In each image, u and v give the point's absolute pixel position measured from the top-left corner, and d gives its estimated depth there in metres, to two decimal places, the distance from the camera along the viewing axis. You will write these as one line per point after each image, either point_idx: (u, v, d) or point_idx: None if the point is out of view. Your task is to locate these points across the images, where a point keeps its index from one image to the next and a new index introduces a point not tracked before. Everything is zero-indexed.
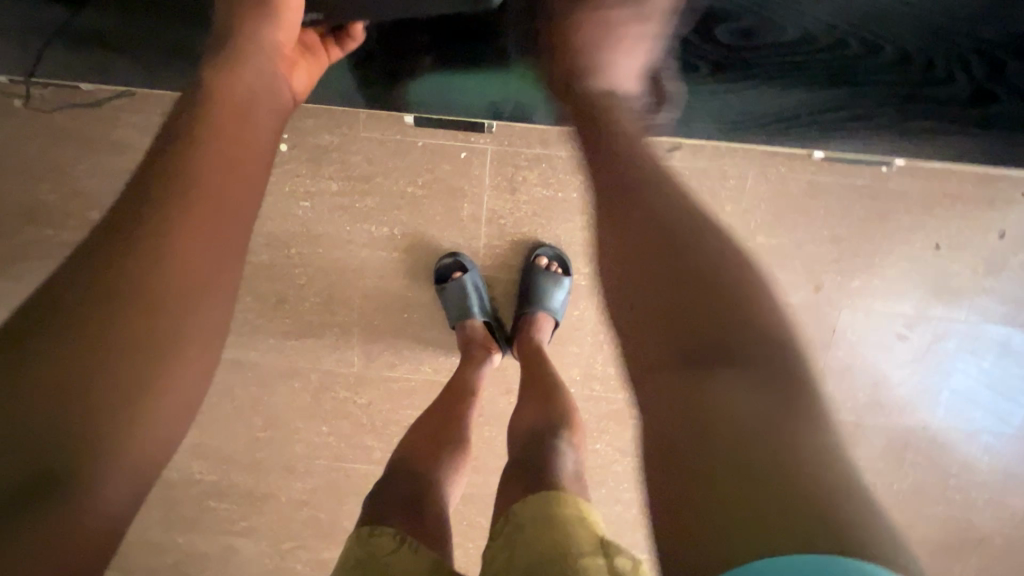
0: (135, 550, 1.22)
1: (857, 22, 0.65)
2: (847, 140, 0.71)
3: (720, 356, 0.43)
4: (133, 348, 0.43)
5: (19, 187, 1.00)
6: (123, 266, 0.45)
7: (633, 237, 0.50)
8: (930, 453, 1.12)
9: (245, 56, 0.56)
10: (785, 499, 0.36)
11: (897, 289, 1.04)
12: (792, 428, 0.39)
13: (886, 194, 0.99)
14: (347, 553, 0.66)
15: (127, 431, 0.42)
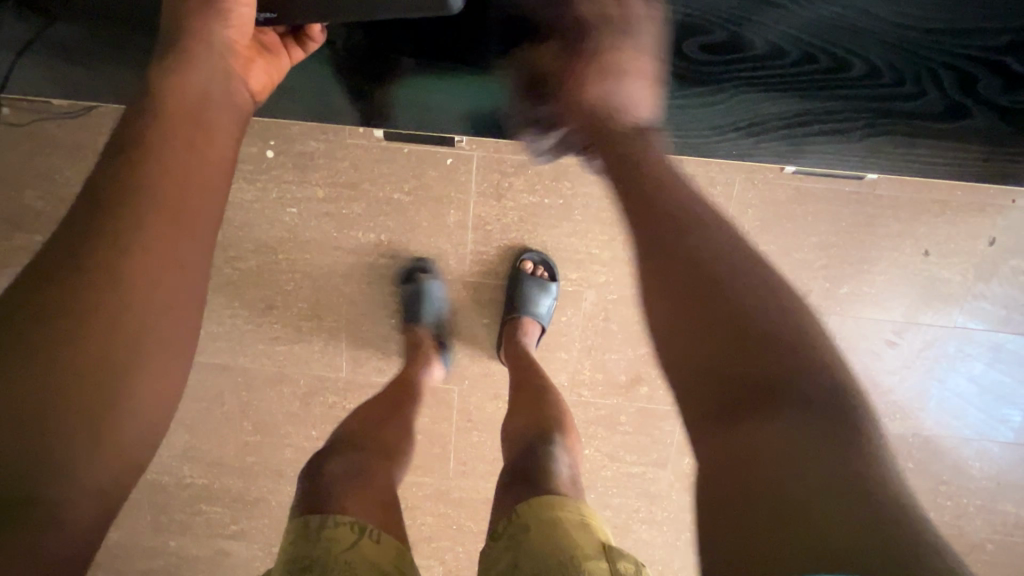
0: (128, 554, 1.23)
1: (822, 36, 0.65)
2: (824, 150, 0.70)
3: (776, 386, 0.41)
4: (86, 363, 0.43)
5: (7, 193, 1.00)
6: (72, 281, 0.44)
7: (673, 260, 0.49)
8: (921, 460, 1.11)
9: (195, 57, 0.54)
10: (858, 518, 0.34)
11: (887, 295, 1.04)
12: (845, 450, 0.37)
13: (874, 201, 0.99)
14: (292, 545, 0.63)
15: (87, 448, 0.42)
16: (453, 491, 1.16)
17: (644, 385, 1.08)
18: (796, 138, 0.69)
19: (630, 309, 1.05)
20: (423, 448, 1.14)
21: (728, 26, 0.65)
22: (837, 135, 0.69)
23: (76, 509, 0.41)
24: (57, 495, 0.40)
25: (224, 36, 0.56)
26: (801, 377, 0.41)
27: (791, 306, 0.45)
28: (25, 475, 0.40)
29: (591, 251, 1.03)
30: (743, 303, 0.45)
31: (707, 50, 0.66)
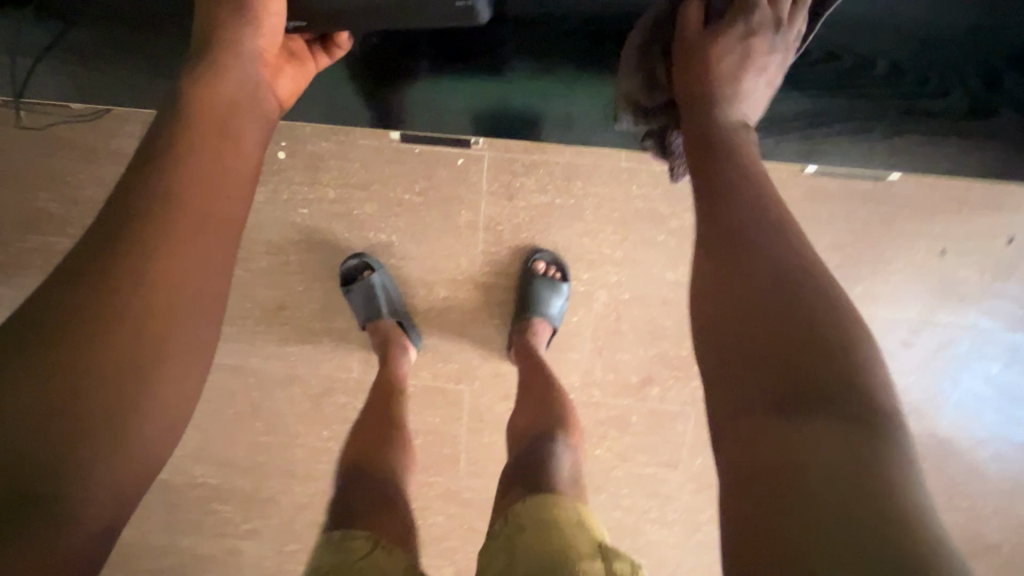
0: (140, 552, 1.24)
1: (841, 35, 0.64)
2: (842, 152, 0.69)
3: (835, 393, 0.38)
4: (110, 369, 0.43)
5: (22, 195, 1.01)
6: (100, 285, 0.44)
7: (734, 254, 0.46)
8: (936, 461, 1.10)
9: (223, 62, 0.54)
10: (869, 528, 0.32)
11: (901, 294, 1.02)
12: (887, 471, 0.35)
13: (890, 200, 0.98)
14: (315, 558, 0.65)
15: (104, 456, 0.41)
16: (463, 492, 1.16)
17: (655, 386, 1.08)
18: (810, 138, 0.69)
19: (642, 309, 1.04)
20: (433, 448, 1.14)
21: None
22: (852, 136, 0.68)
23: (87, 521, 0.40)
24: (70, 506, 0.39)
25: (251, 42, 0.56)
26: (855, 388, 0.38)
27: (852, 312, 0.42)
28: (39, 476, 0.39)
29: (602, 251, 1.03)
30: (806, 304, 0.42)
31: None
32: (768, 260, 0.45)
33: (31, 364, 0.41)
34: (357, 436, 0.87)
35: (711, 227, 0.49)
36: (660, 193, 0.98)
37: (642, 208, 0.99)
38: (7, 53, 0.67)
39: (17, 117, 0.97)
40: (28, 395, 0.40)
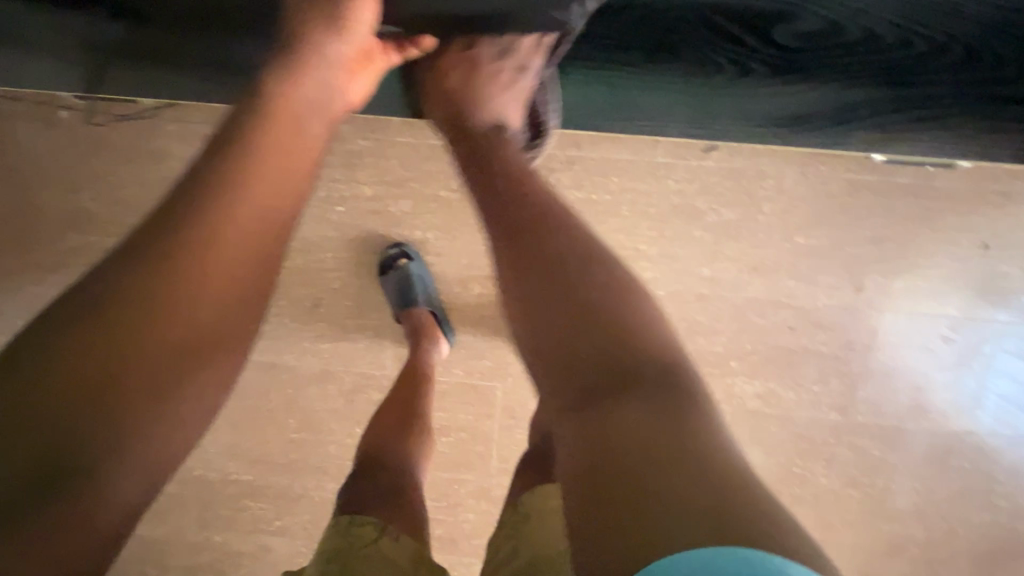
0: (172, 550, 1.25)
1: (914, 22, 0.68)
2: (915, 139, 0.72)
3: (618, 381, 0.48)
4: (153, 355, 0.44)
5: (64, 194, 1.03)
6: (159, 266, 0.45)
7: (531, 271, 0.54)
8: (976, 460, 1.08)
9: (305, 57, 0.57)
10: (694, 504, 0.40)
11: (941, 289, 1.01)
12: (685, 439, 0.44)
13: (929, 193, 0.97)
14: (324, 541, 0.66)
15: (130, 449, 0.42)
16: (494, 489, 1.16)
17: None
18: (881, 126, 0.71)
19: (678, 306, 1.03)
20: (466, 445, 1.14)
21: (820, 14, 0.68)
22: (923, 123, 0.71)
23: (101, 512, 0.42)
24: (92, 495, 0.41)
25: (336, 48, 0.59)
26: (629, 364, 0.48)
27: (625, 290, 0.53)
28: (72, 455, 0.41)
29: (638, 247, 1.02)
30: (595, 293, 0.52)
31: (800, 38, 0.69)
32: (562, 258, 0.54)
33: (85, 338, 0.43)
34: (379, 418, 0.87)
35: (513, 233, 0.57)
36: (697, 188, 0.98)
37: (678, 203, 0.99)
38: (89, 50, 0.75)
39: (71, 112, 1.00)
40: (80, 367, 0.42)
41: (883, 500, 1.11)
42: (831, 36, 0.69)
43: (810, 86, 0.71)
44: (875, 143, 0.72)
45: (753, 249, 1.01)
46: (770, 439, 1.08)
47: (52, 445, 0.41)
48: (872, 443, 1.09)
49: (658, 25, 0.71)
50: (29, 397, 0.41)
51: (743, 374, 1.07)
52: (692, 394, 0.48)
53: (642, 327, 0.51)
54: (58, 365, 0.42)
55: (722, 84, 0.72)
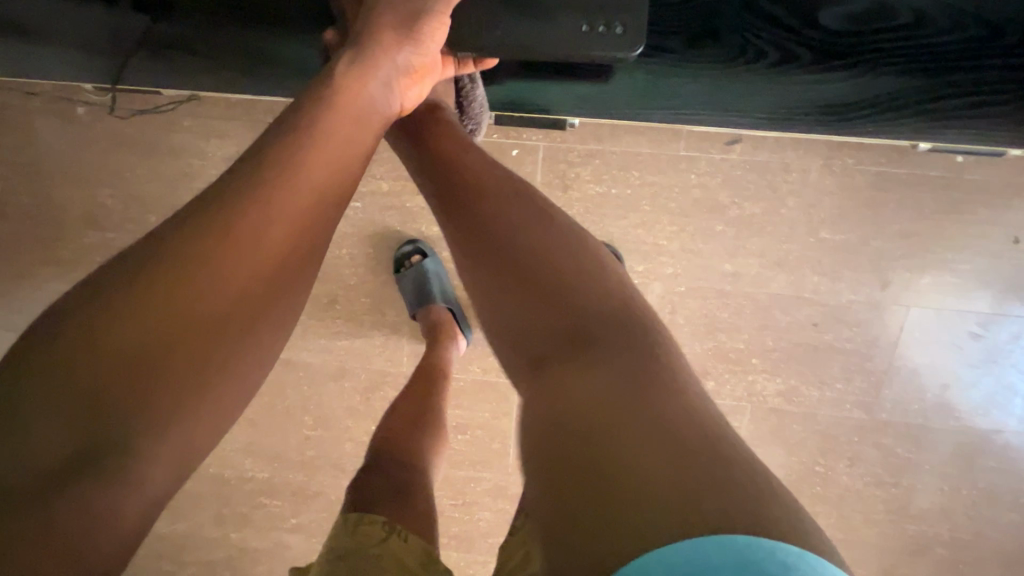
0: (190, 545, 1.25)
1: (965, 5, 0.66)
2: (960, 128, 0.69)
3: (578, 346, 0.47)
4: (191, 337, 0.43)
5: (82, 191, 1.03)
6: (208, 244, 0.45)
7: (482, 240, 0.55)
8: (1003, 459, 1.06)
9: (373, 58, 0.57)
10: (671, 476, 0.36)
11: (971, 284, 0.99)
12: (651, 400, 0.41)
13: (961, 186, 0.94)
14: (331, 538, 0.64)
15: (169, 430, 0.41)
16: (511, 487, 1.15)
17: (711, 379, 1.06)
18: (927, 116, 0.69)
19: (699, 301, 1.02)
20: (482, 443, 1.13)
21: None
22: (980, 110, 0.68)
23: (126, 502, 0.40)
24: (121, 479, 0.39)
25: (402, 55, 0.59)
26: (589, 329, 0.47)
27: (586, 258, 0.52)
28: (111, 434, 0.40)
29: (659, 243, 1.00)
30: (552, 259, 0.52)
31: (847, 21, 0.67)
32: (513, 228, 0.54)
33: (129, 313, 0.42)
34: (392, 414, 0.86)
35: (462, 206, 0.57)
36: (720, 181, 0.96)
37: (700, 197, 0.97)
38: (110, 40, 0.74)
39: (87, 108, 0.99)
40: (124, 344, 0.41)
41: (906, 499, 1.09)
42: (878, 20, 0.67)
43: (855, 71, 0.68)
44: (916, 132, 0.70)
45: (777, 244, 0.99)
46: (795, 440, 1.08)
47: (91, 422, 0.40)
48: (896, 442, 1.07)
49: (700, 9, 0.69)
50: (71, 372, 0.40)
51: (765, 371, 1.05)
52: (663, 360, 0.45)
53: (600, 293, 0.50)
54: (100, 341, 0.41)
55: (765, 73, 0.70)
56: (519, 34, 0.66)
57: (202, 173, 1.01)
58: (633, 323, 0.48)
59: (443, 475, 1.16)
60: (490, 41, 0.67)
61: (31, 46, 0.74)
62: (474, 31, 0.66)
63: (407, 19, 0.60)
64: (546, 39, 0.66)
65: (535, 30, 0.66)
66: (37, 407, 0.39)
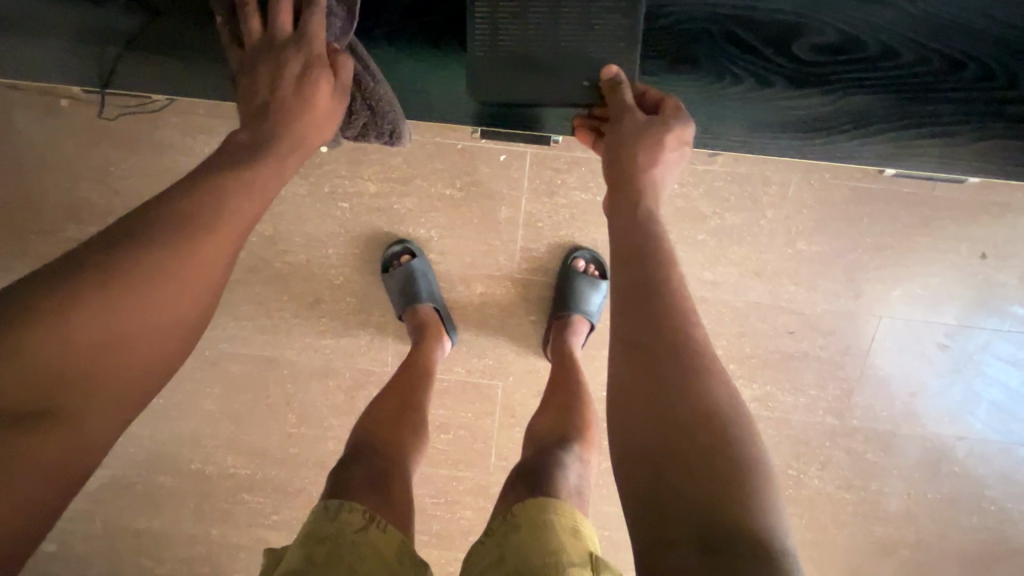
0: (169, 541, 1.25)
1: (933, 39, 0.69)
2: (931, 155, 0.72)
3: (668, 391, 0.49)
4: (121, 334, 0.48)
5: (63, 184, 1.01)
6: (152, 240, 0.49)
7: (623, 282, 0.56)
8: (967, 465, 1.10)
9: (293, 120, 0.61)
10: (727, 525, 0.42)
11: (939, 296, 1.02)
12: (724, 460, 0.45)
13: (932, 202, 0.97)
14: (310, 521, 0.65)
15: (99, 398, 0.48)
16: (492, 486, 1.17)
17: None
18: (897, 143, 0.72)
19: None
20: (465, 442, 1.15)
21: (840, 28, 0.69)
22: (940, 139, 0.72)
23: (46, 478, 0.45)
24: (44, 444, 0.45)
25: (309, 119, 0.63)
26: (682, 377, 0.50)
27: (691, 312, 0.54)
28: (51, 398, 0.46)
29: None
30: (665, 303, 0.54)
31: (817, 51, 0.70)
32: (650, 269, 0.56)
33: (71, 290, 0.46)
34: (380, 406, 0.88)
35: (620, 250, 0.59)
36: (702, 192, 0.98)
37: (683, 206, 0.99)
38: (99, 41, 0.74)
39: (70, 101, 0.97)
40: (63, 323, 0.46)
41: (874, 503, 1.13)
42: (848, 51, 0.70)
43: (828, 98, 0.72)
44: (892, 156, 0.73)
45: (755, 254, 1.01)
46: (770, 444, 1.11)
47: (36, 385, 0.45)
48: (866, 447, 1.11)
49: (678, 39, 0.71)
50: (27, 347, 0.45)
51: (742, 377, 1.08)
52: (738, 418, 0.49)
53: (704, 348, 0.52)
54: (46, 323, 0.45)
55: (741, 96, 0.72)
56: (505, 83, 0.72)
57: (187, 169, 1.00)
58: (725, 387, 0.50)
59: (424, 473, 1.17)
60: (486, 89, 0.72)
61: (20, 46, 0.74)
62: (484, 83, 0.72)
63: (295, 85, 0.63)
64: (551, 97, 0.72)
65: (517, 76, 0.71)
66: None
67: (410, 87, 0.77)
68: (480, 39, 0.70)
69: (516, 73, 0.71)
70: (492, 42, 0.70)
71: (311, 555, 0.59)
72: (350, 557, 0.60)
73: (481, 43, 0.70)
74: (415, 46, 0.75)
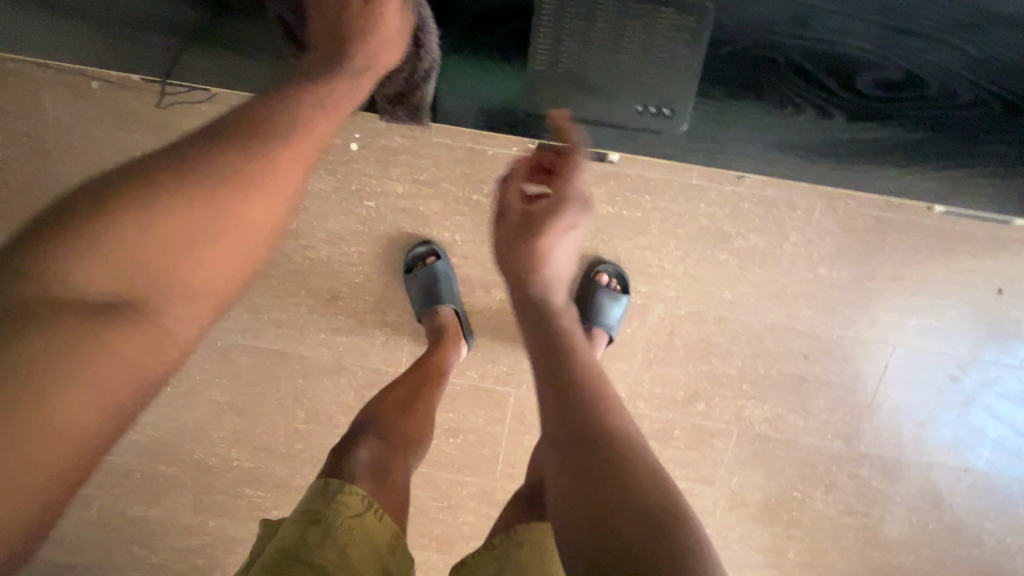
0: (166, 531, 1.24)
1: (991, 79, 0.72)
2: (976, 194, 0.76)
3: (576, 413, 0.58)
4: (201, 233, 0.51)
5: (87, 167, 1.01)
6: (233, 146, 0.53)
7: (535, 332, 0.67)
8: (969, 496, 1.11)
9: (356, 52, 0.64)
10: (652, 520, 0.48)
11: (953, 329, 1.03)
12: (630, 464, 0.53)
13: (953, 235, 0.99)
14: (308, 497, 0.67)
15: (176, 299, 0.50)
16: (497, 493, 1.16)
17: (701, 401, 1.09)
18: (946, 180, 0.75)
19: (696, 325, 1.05)
20: (473, 448, 1.15)
21: (902, 64, 0.73)
22: (992, 179, 0.75)
23: (131, 370, 0.47)
24: (127, 340, 0.47)
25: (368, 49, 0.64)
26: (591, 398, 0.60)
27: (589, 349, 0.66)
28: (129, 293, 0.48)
29: (663, 266, 1.03)
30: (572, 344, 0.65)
31: (879, 85, 0.74)
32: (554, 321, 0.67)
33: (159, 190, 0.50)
34: (389, 396, 0.89)
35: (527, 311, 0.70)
36: (728, 212, 0.99)
37: (708, 225, 1.00)
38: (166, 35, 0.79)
39: (99, 84, 0.97)
40: (153, 223, 0.49)
41: (875, 528, 1.14)
42: (908, 87, 0.73)
43: (883, 131, 0.75)
44: (936, 194, 0.76)
45: (776, 277, 1.02)
46: (776, 466, 1.12)
47: (121, 279, 0.48)
48: (871, 474, 1.11)
49: (748, 62, 0.74)
50: (120, 238, 0.48)
51: (754, 398, 1.09)
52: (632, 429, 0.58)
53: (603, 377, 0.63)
54: (133, 224, 0.49)
55: (802, 124, 0.75)
56: (562, 100, 0.76)
57: None
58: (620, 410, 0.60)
59: (431, 476, 1.17)
60: (544, 106, 0.77)
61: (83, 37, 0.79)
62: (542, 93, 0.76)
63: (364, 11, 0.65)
64: (600, 115, 0.76)
65: (573, 93, 0.75)
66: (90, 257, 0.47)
67: (464, 94, 0.79)
68: (543, 53, 0.74)
69: (571, 89, 0.75)
70: (554, 63, 0.74)
71: (306, 534, 0.62)
72: (345, 543, 0.63)
73: (544, 54, 0.74)
74: (466, 53, 0.77)
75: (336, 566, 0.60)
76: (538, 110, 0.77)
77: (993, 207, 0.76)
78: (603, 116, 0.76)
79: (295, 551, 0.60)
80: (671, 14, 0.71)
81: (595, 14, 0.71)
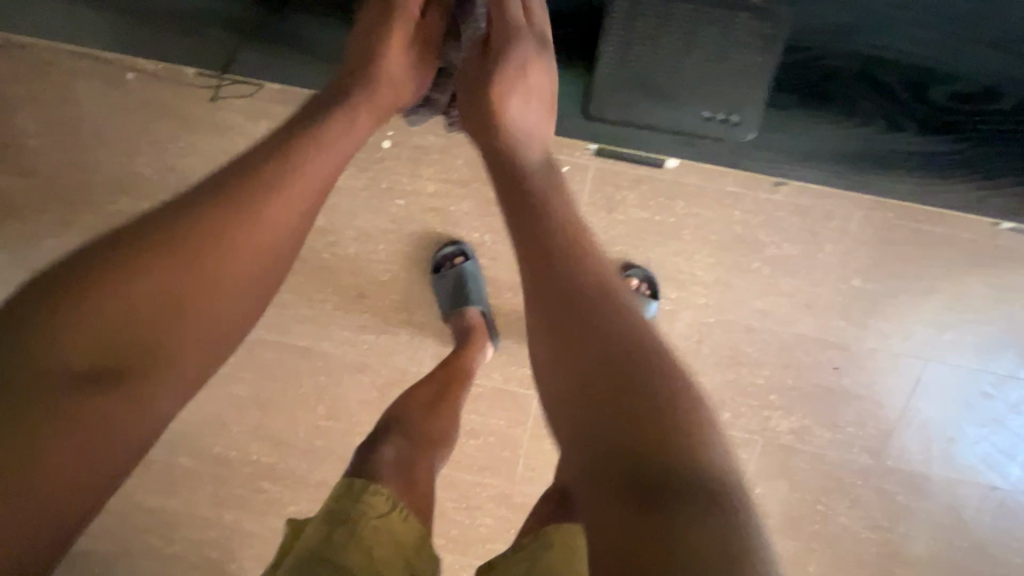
0: (178, 525, 1.22)
1: (989, 82, 0.87)
2: (953, 192, 0.93)
3: (611, 387, 0.50)
4: (194, 293, 0.54)
5: (116, 156, 1.00)
6: (224, 206, 0.56)
7: (547, 289, 0.56)
8: (996, 516, 1.09)
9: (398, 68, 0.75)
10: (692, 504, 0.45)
11: (988, 346, 1.02)
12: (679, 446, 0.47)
13: (992, 250, 0.97)
14: (332, 495, 0.67)
15: (171, 364, 0.53)
16: (516, 496, 1.15)
17: (728, 410, 1.07)
18: (930, 180, 0.92)
19: (725, 333, 1.04)
20: (494, 450, 1.14)
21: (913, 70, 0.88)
22: (972, 178, 0.91)
23: (128, 429, 0.51)
24: (118, 405, 0.50)
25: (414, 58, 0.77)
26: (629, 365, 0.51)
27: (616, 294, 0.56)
28: (121, 361, 0.51)
29: (694, 272, 1.02)
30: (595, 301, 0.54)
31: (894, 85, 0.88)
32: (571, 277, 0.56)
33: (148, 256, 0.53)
34: (414, 390, 0.89)
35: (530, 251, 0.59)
36: (763, 220, 0.98)
37: (741, 232, 0.99)
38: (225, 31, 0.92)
39: (137, 74, 0.97)
40: (141, 291, 0.52)
41: (897, 545, 1.11)
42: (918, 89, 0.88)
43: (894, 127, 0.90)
44: (917, 190, 0.93)
45: (808, 287, 1.01)
46: (800, 478, 1.10)
47: (106, 348, 0.51)
48: (898, 489, 1.09)
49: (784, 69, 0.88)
50: (110, 301, 0.51)
51: (781, 408, 1.07)
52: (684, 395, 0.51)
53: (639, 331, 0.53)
54: (124, 289, 0.52)
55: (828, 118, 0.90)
56: (623, 103, 0.87)
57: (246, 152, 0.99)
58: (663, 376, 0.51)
59: (450, 477, 1.16)
60: (611, 104, 0.87)
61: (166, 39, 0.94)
62: (611, 92, 0.87)
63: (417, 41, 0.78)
64: (657, 118, 0.88)
65: (635, 94, 0.87)
66: (78, 324, 0.50)
67: None
68: (610, 58, 0.85)
69: (635, 92, 0.86)
70: (620, 66, 0.86)
71: (331, 535, 0.61)
72: (370, 544, 0.62)
73: (611, 59, 0.85)
74: None
75: (360, 567, 0.60)
76: (602, 112, 0.88)
77: (961, 206, 0.94)
78: (656, 120, 0.88)
79: (321, 552, 0.60)
80: (744, 19, 0.83)
81: (660, 24, 0.84)
